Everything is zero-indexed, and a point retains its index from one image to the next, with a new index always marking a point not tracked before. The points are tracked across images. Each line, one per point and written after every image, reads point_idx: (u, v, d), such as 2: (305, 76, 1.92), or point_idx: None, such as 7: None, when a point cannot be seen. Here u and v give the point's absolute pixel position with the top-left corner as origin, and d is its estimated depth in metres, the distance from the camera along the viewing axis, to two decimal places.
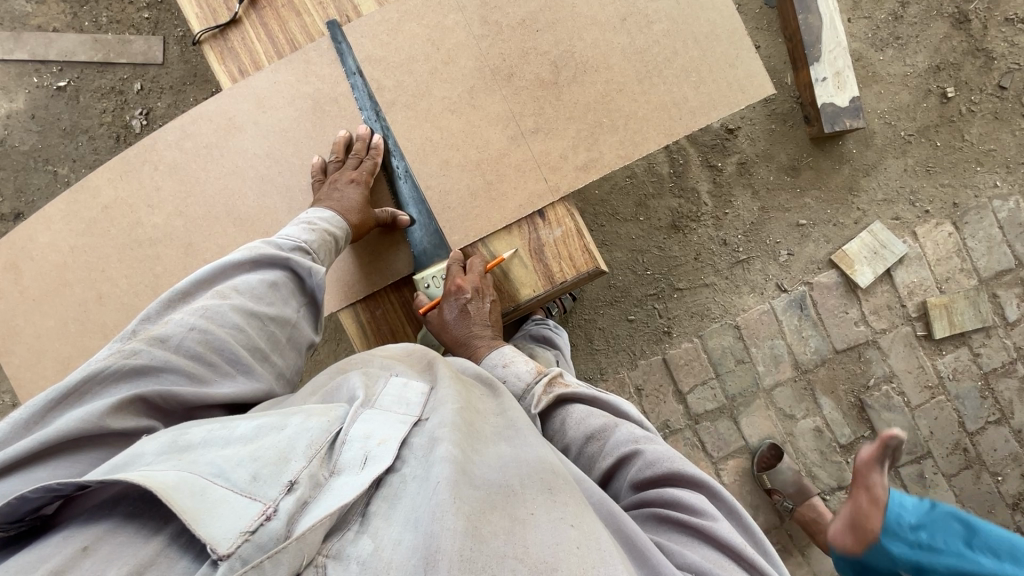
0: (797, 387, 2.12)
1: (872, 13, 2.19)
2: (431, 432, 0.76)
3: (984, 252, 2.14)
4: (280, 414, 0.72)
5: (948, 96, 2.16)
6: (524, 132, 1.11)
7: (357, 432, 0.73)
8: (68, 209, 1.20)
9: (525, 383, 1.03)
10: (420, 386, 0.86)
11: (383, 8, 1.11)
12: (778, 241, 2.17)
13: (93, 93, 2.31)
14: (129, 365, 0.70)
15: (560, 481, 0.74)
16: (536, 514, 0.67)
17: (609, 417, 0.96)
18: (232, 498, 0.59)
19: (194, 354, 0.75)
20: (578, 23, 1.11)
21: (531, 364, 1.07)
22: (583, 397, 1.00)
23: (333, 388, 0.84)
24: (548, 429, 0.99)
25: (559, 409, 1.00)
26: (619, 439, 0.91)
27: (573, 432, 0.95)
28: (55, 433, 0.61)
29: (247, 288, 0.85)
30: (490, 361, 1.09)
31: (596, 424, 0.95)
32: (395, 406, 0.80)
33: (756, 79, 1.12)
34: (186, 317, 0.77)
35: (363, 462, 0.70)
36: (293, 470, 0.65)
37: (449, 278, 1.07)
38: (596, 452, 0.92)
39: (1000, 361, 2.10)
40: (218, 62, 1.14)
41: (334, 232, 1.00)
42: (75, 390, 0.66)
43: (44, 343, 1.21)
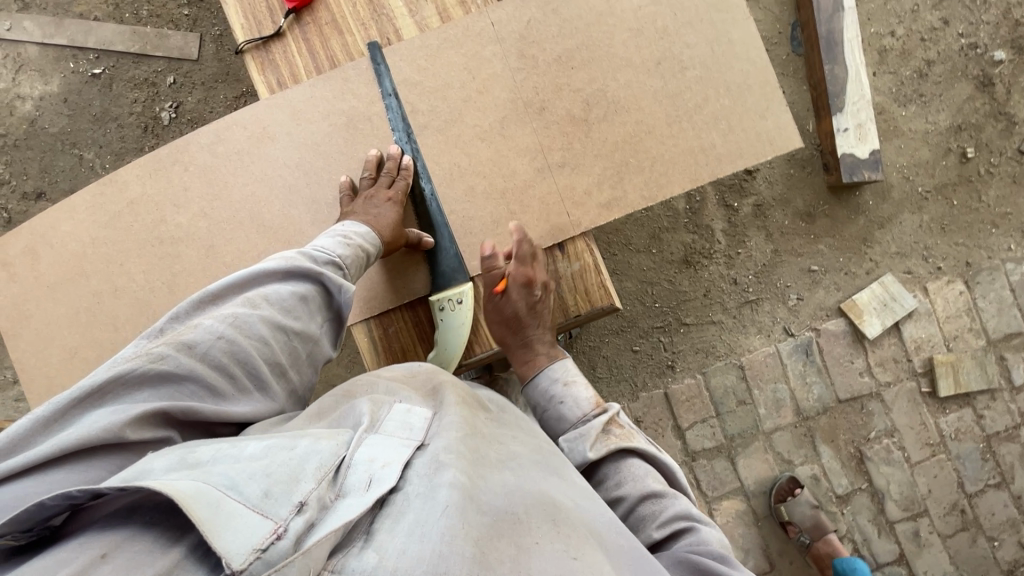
0: (797, 433, 2.11)
1: (897, 69, 2.21)
2: (435, 455, 0.77)
3: (994, 314, 2.15)
4: (288, 435, 0.73)
5: (968, 157, 2.18)
6: (551, 165, 1.13)
7: (362, 456, 0.73)
8: (93, 201, 1.22)
9: (583, 412, 1.09)
10: (424, 412, 0.86)
11: (424, 35, 1.14)
12: (789, 285, 2.18)
13: (126, 82, 2.36)
14: (154, 369, 0.70)
15: (561, 513, 0.76)
16: (541, 543, 0.69)
17: (665, 486, 1.00)
18: (244, 513, 0.59)
19: (218, 365, 0.75)
20: (613, 63, 1.13)
21: (591, 394, 1.13)
22: (644, 454, 1.04)
23: (338, 413, 0.84)
24: (601, 476, 1.03)
25: (617, 460, 1.03)
26: (674, 509, 0.95)
27: (628, 486, 0.99)
28: (74, 438, 0.62)
29: (278, 299, 0.86)
30: (550, 374, 1.14)
31: (652, 487, 0.98)
32: (398, 430, 0.80)
33: (785, 133, 1.14)
34: (216, 323, 0.78)
35: (366, 485, 0.70)
36: (303, 491, 0.65)
37: (524, 265, 1.06)
38: (648, 514, 0.95)
39: (1003, 424, 2.10)
40: (258, 71, 1.16)
41: (367, 249, 1.01)
42: (97, 390, 0.67)
43: (53, 330, 1.23)
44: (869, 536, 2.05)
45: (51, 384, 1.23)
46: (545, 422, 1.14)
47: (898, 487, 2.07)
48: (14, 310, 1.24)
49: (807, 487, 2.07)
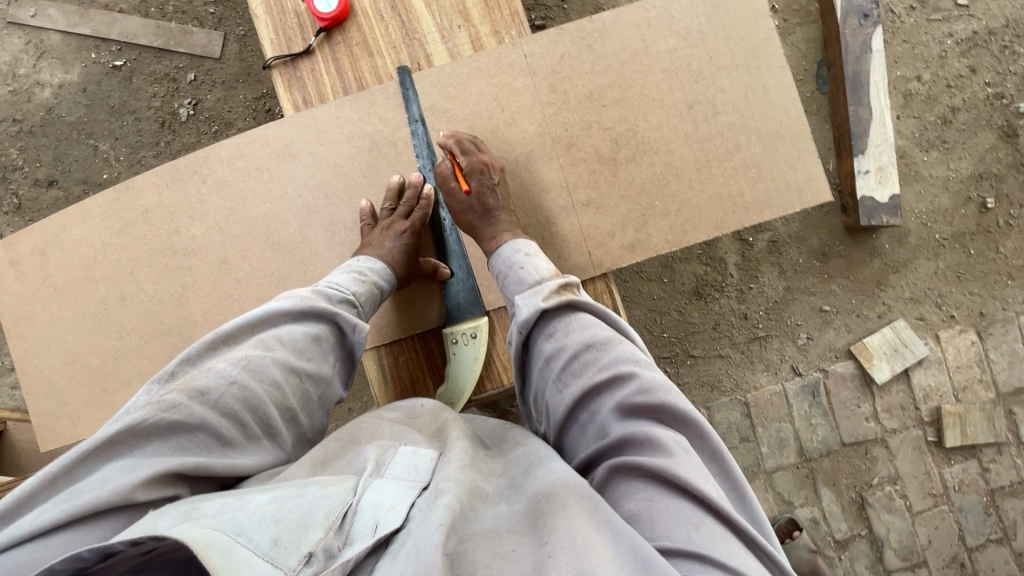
0: (798, 474, 2.08)
1: (922, 114, 2.19)
2: (437, 489, 0.74)
3: (1005, 366, 2.12)
4: (293, 483, 0.71)
5: (988, 207, 2.16)
6: (575, 203, 1.11)
7: (368, 501, 0.71)
8: (107, 206, 1.19)
9: (540, 277, 0.98)
10: (429, 452, 0.84)
11: (456, 63, 1.12)
12: (799, 323, 2.16)
13: (147, 76, 2.35)
14: (165, 418, 0.68)
15: (547, 506, 0.68)
16: (518, 549, 0.62)
17: (616, 337, 0.91)
18: (253, 562, 0.56)
19: (230, 412, 0.73)
20: (645, 104, 1.12)
21: (552, 266, 1.01)
22: (596, 313, 0.94)
23: (343, 457, 0.81)
24: (547, 330, 0.95)
25: (569, 316, 0.94)
26: (619, 358, 0.87)
27: (574, 336, 0.91)
28: (83, 498, 0.60)
29: (292, 340, 0.85)
30: (513, 245, 1.03)
31: (599, 336, 0.91)
32: (405, 473, 0.78)
33: (815, 185, 1.12)
34: (229, 367, 0.76)
35: (373, 530, 0.67)
36: (311, 540, 0.62)
37: (473, 154, 1.08)
38: (589, 361, 0.88)
39: (1009, 479, 2.07)
40: (285, 89, 1.15)
41: (381, 284, 1.02)
42: (107, 443, 0.65)
43: (57, 333, 1.21)
44: None
45: (52, 388, 1.21)
46: (504, 296, 1.03)
47: (897, 536, 2.04)
48: (20, 311, 1.22)
49: (805, 529, 2.04)
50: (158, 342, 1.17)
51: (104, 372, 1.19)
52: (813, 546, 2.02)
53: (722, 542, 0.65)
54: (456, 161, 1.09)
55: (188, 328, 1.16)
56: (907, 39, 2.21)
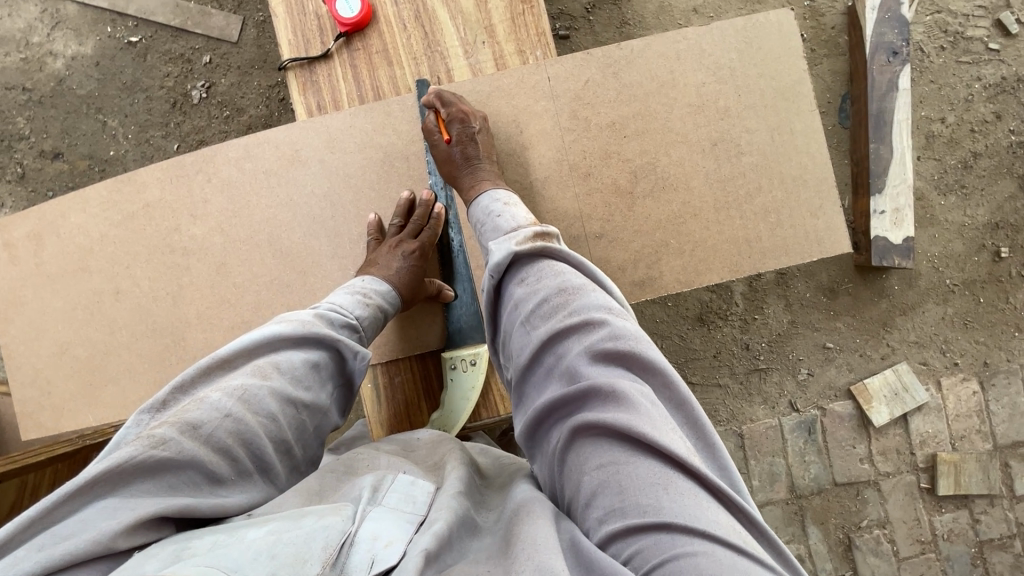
0: (787, 510, 2.06)
1: (943, 157, 2.16)
2: (430, 521, 0.72)
3: (1005, 419, 2.10)
4: (291, 514, 0.67)
5: (1001, 256, 2.12)
6: (588, 234, 1.08)
7: (365, 533, 0.68)
8: (108, 196, 1.16)
9: (516, 226, 0.94)
10: (427, 484, 0.81)
11: (477, 80, 1.09)
12: (801, 358, 2.13)
13: (162, 55, 2.31)
14: (155, 455, 0.64)
15: (522, 523, 0.68)
16: (489, 564, 0.63)
17: (589, 285, 0.86)
18: None
19: (223, 448, 0.70)
20: (667, 138, 1.09)
21: (530, 217, 0.97)
22: (570, 261, 0.89)
23: (340, 487, 0.79)
24: (518, 277, 0.89)
25: (541, 264, 0.89)
26: (589, 305, 0.81)
27: (545, 283, 0.86)
28: (61, 546, 0.55)
29: (290, 368, 0.82)
30: (493, 195, 1.01)
31: (571, 282, 0.86)
32: (401, 505, 0.76)
33: (834, 234, 1.09)
34: (223, 398, 0.73)
35: (370, 566, 0.64)
36: None
37: (455, 104, 1.06)
38: (559, 308, 0.83)
39: (999, 532, 2.04)
40: (299, 92, 1.12)
41: (385, 306, 0.99)
42: (90, 485, 0.60)
43: (47, 322, 1.18)
44: None
45: (38, 377, 1.18)
46: (482, 245, 1.00)
47: None
48: (12, 296, 1.19)
49: None
50: (149, 339, 1.14)
51: (93, 366, 1.16)
52: None
53: (690, 500, 0.64)
54: (438, 114, 1.06)
55: (181, 329, 1.13)
56: (934, 79, 2.18)
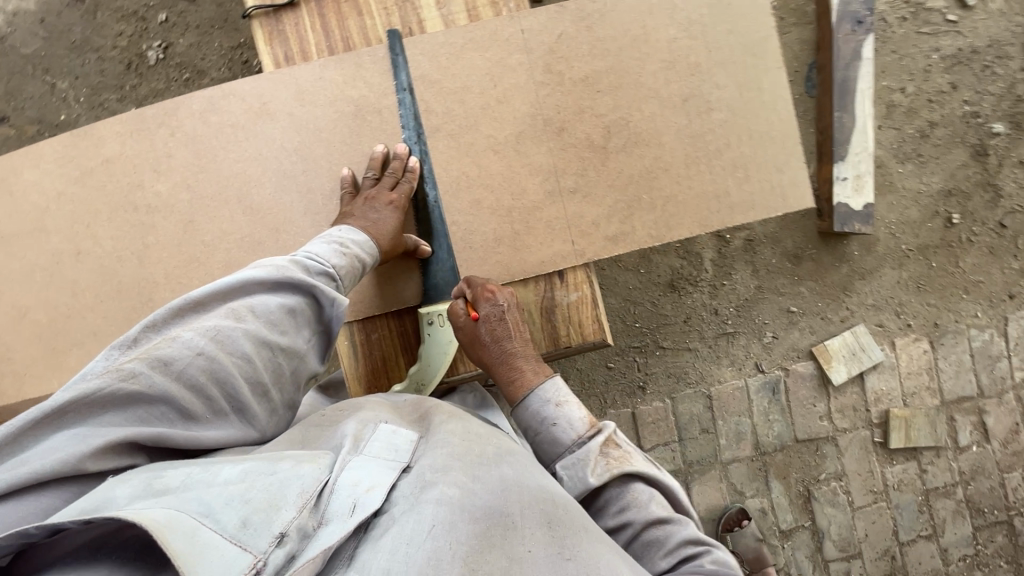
0: (752, 467, 2.17)
1: (902, 126, 2.24)
2: (421, 475, 0.77)
3: (951, 375, 2.23)
4: (269, 456, 0.71)
5: (953, 222, 2.23)
6: (563, 189, 1.09)
7: (346, 480, 0.72)
8: (64, 151, 1.11)
9: (578, 435, 0.98)
10: (410, 433, 0.86)
11: (449, 31, 1.07)
12: (766, 322, 2.21)
13: (113, 13, 2.19)
14: (124, 388, 0.67)
15: (559, 512, 0.76)
16: (533, 552, 0.68)
17: (670, 508, 0.93)
18: (222, 544, 0.57)
19: (195, 385, 0.72)
20: (640, 93, 1.10)
21: (584, 413, 1.01)
22: (648, 477, 0.95)
23: (323, 433, 0.83)
24: (603, 502, 0.95)
25: (619, 485, 0.94)
26: (682, 538, 0.88)
27: (634, 513, 0.92)
28: (27, 468, 0.60)
29: (265, 312, 0.82)
30: (542, 394, 1.01)
31: (659, 514, 0.91)
32: (383, 452, 0.81)
33: (798, 189, 1.13)
34: (196, 336, 0.74)
35: (351, 510, 0.69)
36: (283, 520, 0.63)
37: (480, 285, 1.03)
38: (654, 541, 0.89)
39: (944, 481, 2.19)
40: (265, 42, 1.08)
41: (364, 257, 0.98)
42: (58, 413, 0.64)
43: (5, 285, 1.13)
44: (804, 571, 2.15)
45: None
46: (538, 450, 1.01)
47: (838, 529, 2.16)
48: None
49: (754, 519, 2.15)
50: (115, 301, 1.11)
51: (55, 329, 1.13)
52: (759, 535, 2.12)
53: None
54: (466, 300, 1.04)
55: (149, 289, 1.10)
56: (896, 50, 2.24)
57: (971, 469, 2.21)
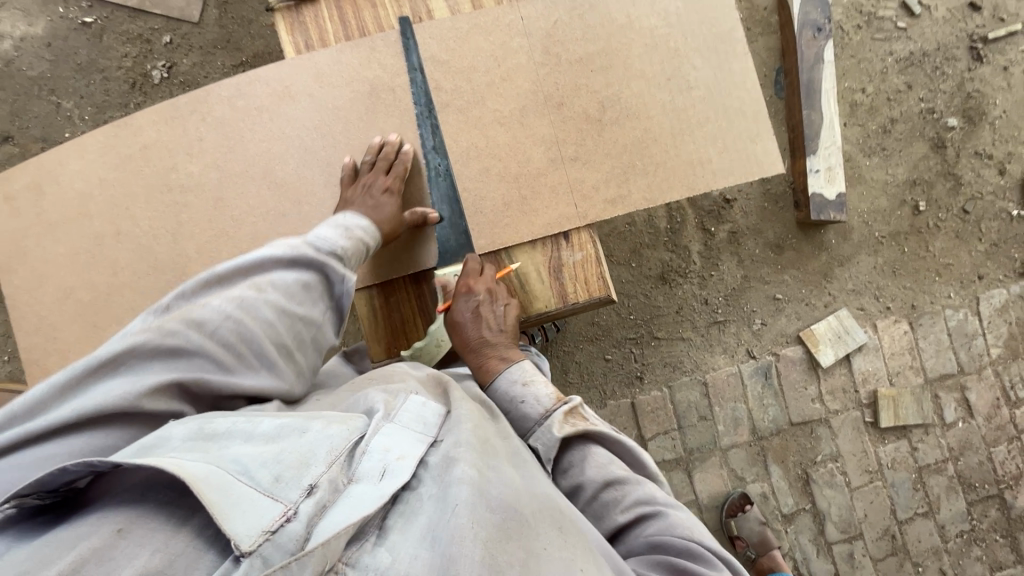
0: (751, 451, 2.22)
1: (865, 122, 2.41)
2: (447, 452, 0.81)
3: (932, 354, 2.33)
4: (304, 416, 0.78)
5: (920, 210, 2.38)
6: (564, 157, 1.18)
7: (377, 444, 0.77)
8: (104, 140, 1.18)
9: (544, 409, 1.04)
10: (438, 406, 0.90)
11: (455, 18, 1.19)
12: (755, 310, 2.31)
13: (118, 36, 2.29)
14: (165, 342, 0.77)
15: (567, 521, 0.81)
16: (549, 547, 0.73)
17: (627, 467, 1.00)
18: (255, 496, 0.64)
19: (226, 343, 0.82)
20: (629, 72, 1.22)
21: (550, 388, 1.08)
22: (608, 442, 1.01)
23: (352, 401, 0.89)
24: (564, 462, 1.01)
25: (580, 444, 1.01)
26: (638, 497, 0.95)
27: (591, 475, 0.97)
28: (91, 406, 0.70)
29: (282, 285, 0.92)
30: (508, 376, 1.09)
31: (616, 475, 0.97)
32: (413, 422, 0.84)
33: (773, 155, 1.24)
34: (223, 303, 0.84)
35: (381, 474, 0.74)
36: (313, 475, 0.70)
37: (464, 277, 1.12)
38: (612, 501, 0.95)
39: (934, 458, 2.26)
40: (287, 31, 1.18)
41: (367, 241, 1.06)
42: (112, 360, 0.73)
43: (46, 269, 1.18)
44: (809, 555, 2.18)
45: (43, 322, 1.18)
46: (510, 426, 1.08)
47: (838, 510, 2.20)
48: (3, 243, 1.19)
49: (756, 504, 2.19)
50: (150, 278, 1.16)
51: (89, 308, 1.17)
52: (763, 519, 2.16)
53: None
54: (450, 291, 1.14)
55: (182, 264, 1.16)
56: (854, 54, 2.44)
57: (959, 445, 2.28)
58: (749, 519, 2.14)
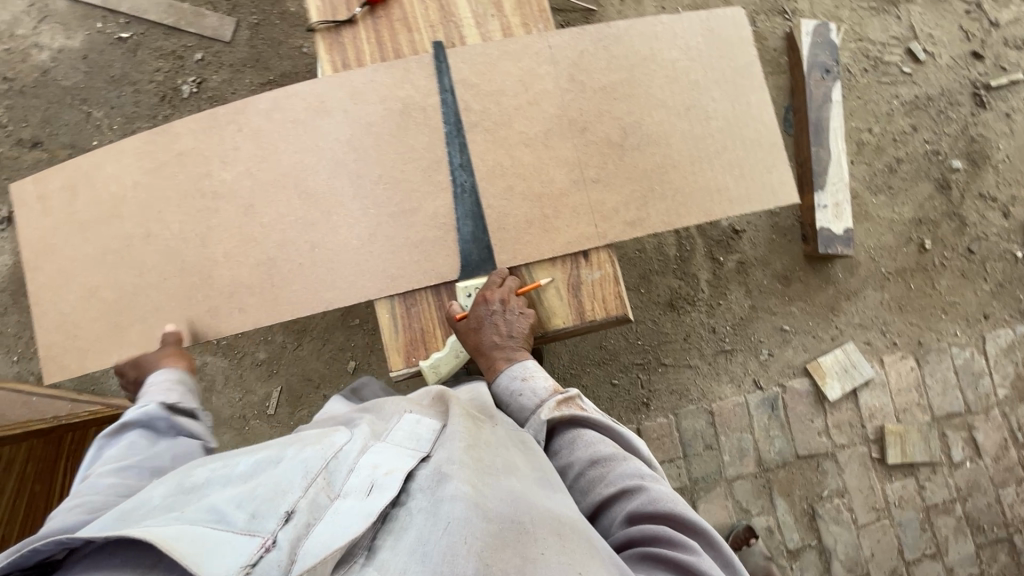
0: (756, 483, 2.20)
1: (872, 161, 2.47)
2: (438, 466, 0.83)
3: (939, 392, 2.32)
4: (277, 446, 0.81)
5: (926, 247, 2.41)
6: (586, 179, 1.22)
7: (365, 462, 0.81)
8: (141, 146, 1.22)
9: (540, 400, 1.10)
10: (431, 422, 0.94)
11: (487, 44, 1.25)
12: (761, 340, 2.32)
13: (152, 51, 2.38)
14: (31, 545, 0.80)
15: (567, 531, 0.80)
16: (546, 555, 0.74)
17: (618, 448, 1.04)
18: (230, 538, 0.67)
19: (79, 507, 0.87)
20: (650, 101, 1.27)
21: (549, 381, 1.13)
22: (597, 424, 1.08)
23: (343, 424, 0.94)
24: (556, 444, 1.08)
25: (570, 427, 1.08)
26: (624, 473, 0.98)
27: (579, 453, 1.04)
28: None
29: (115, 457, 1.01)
30: (510, 372, 1.13)
31: (603, 453, 1.02)
32: (405, 440, 0.88)
33: (786, 186, 1.29)
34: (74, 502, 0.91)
35: (368, 489, 0.77)
36: (291, 500, 0.72)
37: (485, 288, 1.15)
38: (598, 476, 1.00)
39: (942, 497, 2.23)
40: (325, 51, 1.25)
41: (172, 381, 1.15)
42: None
43: (75, 268, 1.21)
44: None
45: (64, 322, 1.20)
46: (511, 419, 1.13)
47: (844, 548, 2.17)
48: (37, 241, 1.22)
49: (761, 538, 2.16)
50: (177, 279, 1.19)
51: (115, 307, 1.19)
52: (767, 553, 2.13)
53: None
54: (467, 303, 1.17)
55: (209, 267, 1.18)
56: (860, 96, 2.52)
57: (967, 485, 2.25)
58: (754, 552, 2.10)
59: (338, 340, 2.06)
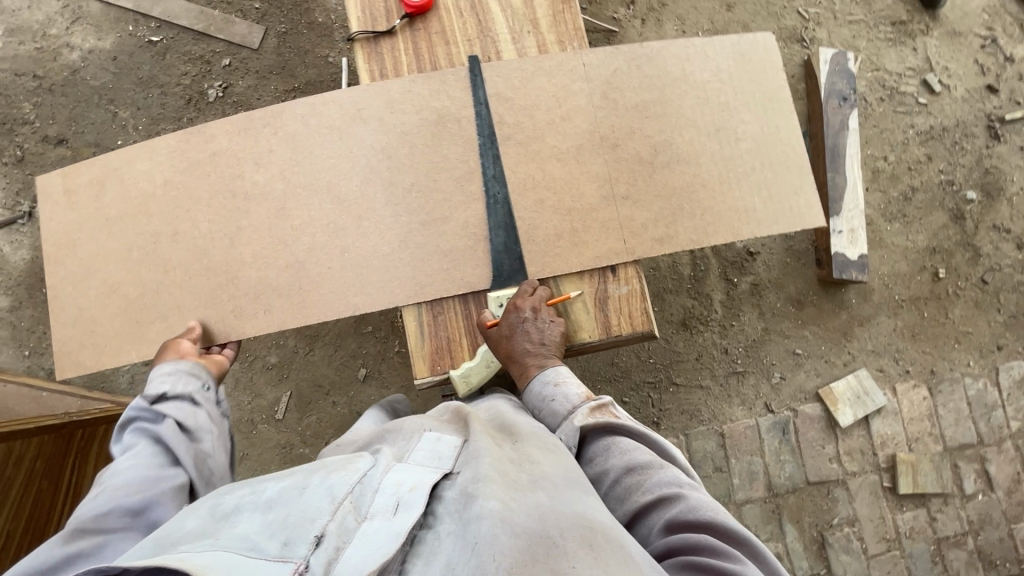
0: (765, 508, 2.18)
1: (887, 189, 2.49)
2: (463, 485, 0.82)
3: (952, 422, 2.31)
4: (303, 473, 0.81)
5: (940, 276, 2.41)
6: (616, 195, 1.24)
7: (389, 484, 0.81)
8: (175, 145, 1.24)
9: (572, 405, 1.10)
10: (452, 441, 0.95)
11: (522, 60, 1.27)
12: (774, 363, 2.32)
13: (181, 55, 2.42)
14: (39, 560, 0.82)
15: (597, 537, 0.78)
16: (578, 567, 0.71)
17: (653, 457, 1.03)
18: (264, 565, 0.66)
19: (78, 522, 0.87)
20: (681, 120, 1.28)
21: (581, 387, 1.13)
22: (631, 431, 1.07)
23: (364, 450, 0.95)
24: (590, 452, 1.07)
25: (603, 435, 1.08)
26: (661, 480, 0.97)
27: (614, 460, 1.03)
28: None
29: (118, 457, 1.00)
30: (542, 377, 1.12)
31: (639, 460, 1.01)
32: (428, 461, 0.89)
33: (813, 210, 1.30)
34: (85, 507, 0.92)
35: (394, 508, 0.77)
36: (320, 525, 0.72)
37: (516, 296, 1.16)
38: (634, 484, 0.98)
39: (954, 530, 2.20)
40: (364, 60, 1.27)
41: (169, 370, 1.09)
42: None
43: (102, 263, 1.21)
44: None
45: (78, 315, 1.21)
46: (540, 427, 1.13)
47: None
48: (67, 235, 1.23)
49: None
50: (203, 278, 1.19)
51: (140, 304, 1.20)
52: None
53: None
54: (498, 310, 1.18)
55: (237, 268, 1.19)
56: (877, 124, 2.54)
57: (979, 518, 2.22)
58: None
59: (350, 347, 2.06)
